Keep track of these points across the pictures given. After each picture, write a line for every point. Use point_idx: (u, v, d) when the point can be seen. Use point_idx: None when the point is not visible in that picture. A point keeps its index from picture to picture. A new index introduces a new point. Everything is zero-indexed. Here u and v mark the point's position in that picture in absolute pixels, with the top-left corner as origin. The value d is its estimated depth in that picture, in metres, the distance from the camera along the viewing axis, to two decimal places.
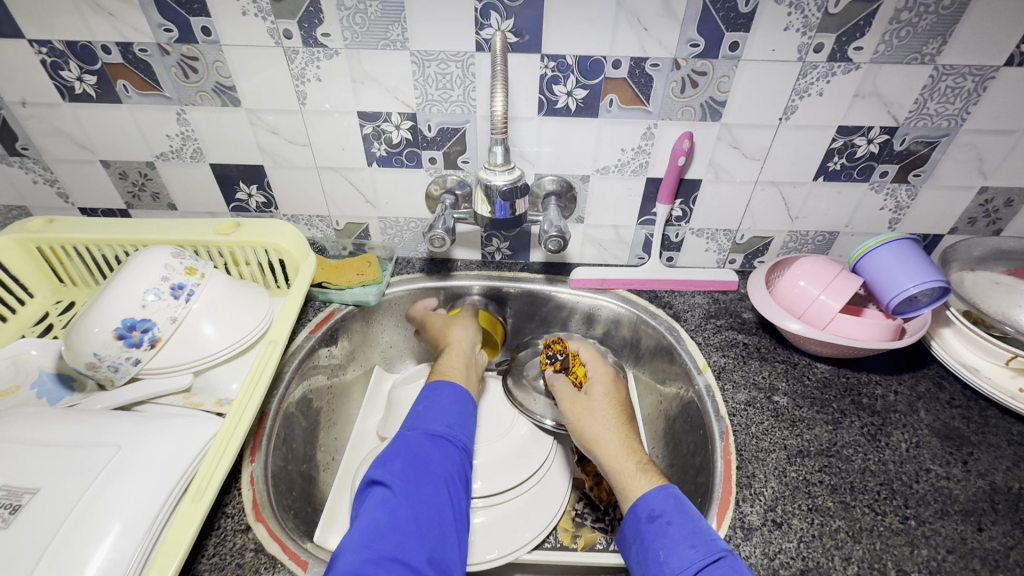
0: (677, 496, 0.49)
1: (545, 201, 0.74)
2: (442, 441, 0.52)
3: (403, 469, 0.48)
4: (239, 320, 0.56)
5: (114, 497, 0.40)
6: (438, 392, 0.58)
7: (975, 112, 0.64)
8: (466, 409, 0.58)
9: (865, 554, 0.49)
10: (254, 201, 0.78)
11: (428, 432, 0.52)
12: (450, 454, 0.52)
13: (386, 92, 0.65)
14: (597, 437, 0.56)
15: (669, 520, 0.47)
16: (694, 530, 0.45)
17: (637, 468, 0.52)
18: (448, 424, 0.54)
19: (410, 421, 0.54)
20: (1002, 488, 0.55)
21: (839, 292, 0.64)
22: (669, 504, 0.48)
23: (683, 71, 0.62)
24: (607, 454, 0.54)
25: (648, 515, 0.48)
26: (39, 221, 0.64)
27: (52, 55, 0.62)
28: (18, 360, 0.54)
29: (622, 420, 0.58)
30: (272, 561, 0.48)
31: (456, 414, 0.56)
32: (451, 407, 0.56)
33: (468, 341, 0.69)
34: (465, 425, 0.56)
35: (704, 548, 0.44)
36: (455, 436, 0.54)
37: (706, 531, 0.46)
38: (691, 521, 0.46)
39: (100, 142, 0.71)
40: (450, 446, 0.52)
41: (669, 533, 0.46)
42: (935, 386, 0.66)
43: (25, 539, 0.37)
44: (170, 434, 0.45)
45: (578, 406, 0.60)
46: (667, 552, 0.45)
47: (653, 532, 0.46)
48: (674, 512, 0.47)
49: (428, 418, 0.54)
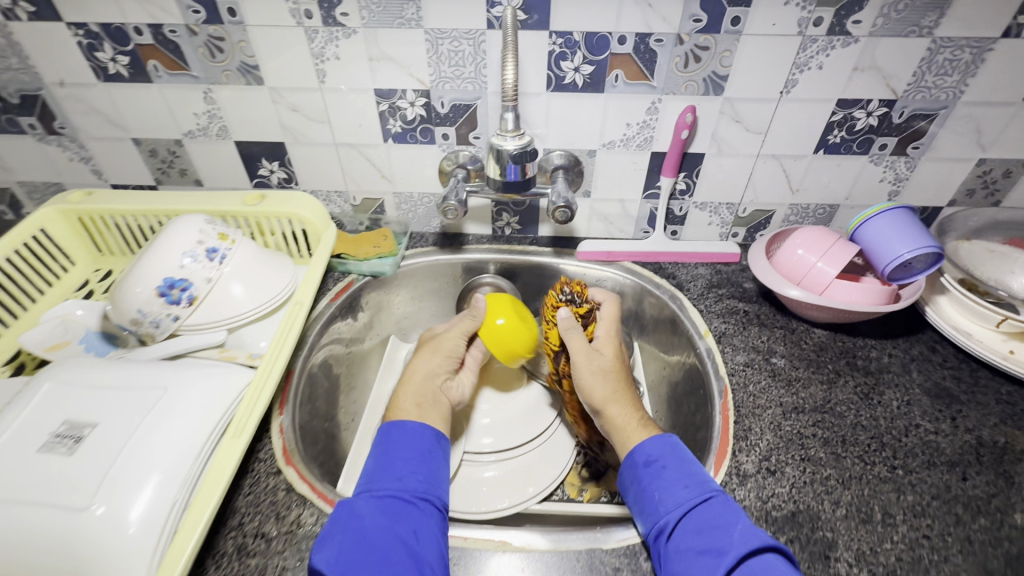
0: (672, 444, 0.54)
1: (553, 174, 0.77)
2: (391, 502, 0.48)
3: (340, 552, 0.43)
4: (266, 283, 0.61)
5: (164, 431, 0.45)
6: (390, 438, 0.54)
7: (972, 84, 0.66)
8: (427, 453, 0.53)
9: (853, 498, 0.52)
10: (276, 176, 0.81)
11: (375, 496, 0.48)
12: (403, 515, 0.47)
13: (401, 69, 0.68)
14: (609, 398, 0.58)
15: (665, 464, 0.51)
16: (687, 472, 0.51)
17: (640, 423, 0.57)
18: (398, 478, 0.50)
19: (359, 485, 0.50)
20: (988, 442, 0.57)
21: (835, 259, 0.67)
22: (665, 450, 0.53)
23: (686, 46, 0.64)
24: (620, 414, 0.57)
25: (645, 460, 0.53)
26: (79, 194, 0.69)
27: (88, 36, 0.66)
28: (66, 320, 0.58)
29: (625, 380, 0.61)
30: (301, 499, 0.52)
31: (410, 460, 0.52)
32: (407, 455, 0.52)
33: (434, 367, 0.63)
34: (425, 472, 0.52)
35: (696, 488, 0.49)
36: (408, 491, 0.49)
37: (698, 473, 0.51)
38: (684, 465, 0.51)
39: (131, 120, 0.75)
40: (402, 505, 0.48)
41: (664, 475, 0.51)
42: (928, 349, 0.68)
43: (89, 463, 0.42)
44: (210, 381, 0.50)
45: (592, 365, 0.60)
46: (662, 491, 0.50)
47: (649, 475, 0.51)
48: (670, 458, 0.52)
49: (380, 478, 0.50)
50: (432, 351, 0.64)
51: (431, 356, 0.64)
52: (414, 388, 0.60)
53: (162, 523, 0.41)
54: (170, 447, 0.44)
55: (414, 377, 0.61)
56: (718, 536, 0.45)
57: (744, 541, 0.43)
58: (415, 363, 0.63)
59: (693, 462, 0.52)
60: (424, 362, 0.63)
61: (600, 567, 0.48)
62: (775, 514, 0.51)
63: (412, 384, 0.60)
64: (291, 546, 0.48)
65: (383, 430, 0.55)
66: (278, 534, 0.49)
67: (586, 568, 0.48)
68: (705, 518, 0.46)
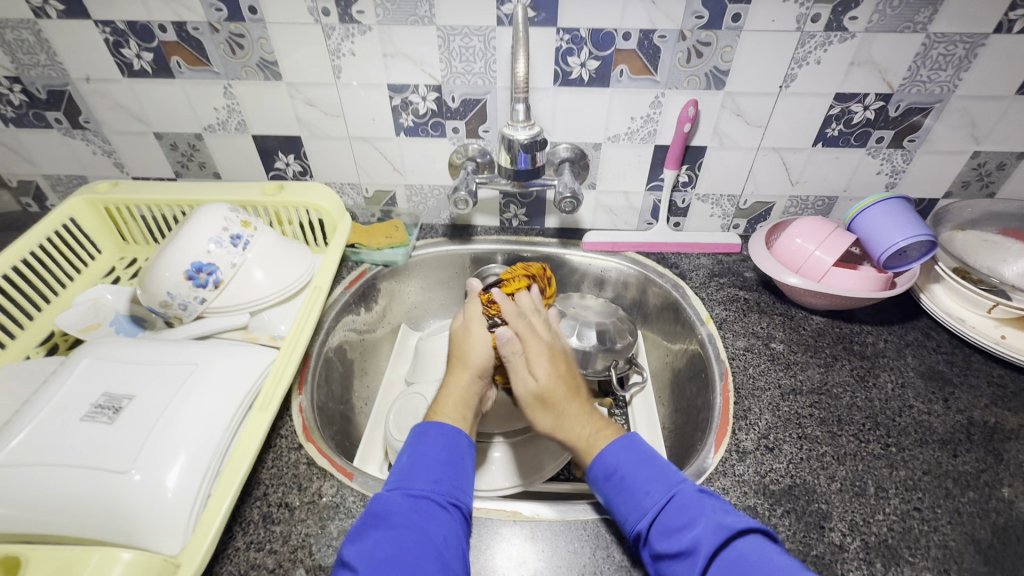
0: (629, 444, 0.52)
1: (559, 166, 0.79)
2: (425, 505, 0.46)
3: (376, 548, 0.42)
4: (287, 269, 0.64)
5: (194, 404, 0.48)
6: (424, 439, 0.52)
7: (966, 78, 0.68)
8: (457, 456, 0.51)
9: (847, 473, 0.55)
10: (291, 169, 0.84)
11: (407, 493, 0.47)
12: (435, 517, 0.45)
13: (414, 65, 0.71)
14: (554, 424, 0.56)
15: (623, 474, 0.50)
16: (647, 474, 0.49)
17: (592, 435, 0.54)
18: (433, 479, 0.48)
19: (392, 479, 0.49)
20: (979, 422, 0.60)
21: (833, 247, 0.69)
22: (621, 457, 0.51)
23: (689, 42, 0.67)
24: (569, 436, 0.55)
25: (604, 472, 0.51)
26: (105, 185, 0.72)
27: (115, 34, 0.69)
28: (98, 303, 0.63)
29: (570, 393, 0.58)
30: (322, 471, 0.55)
31: (444, 463, 0.50)
32: (438, 458, 0.50)
33: (470, 379, 0.60)
34: (456, 476, 0.50)
35: (658, 489, 0.47)
36: (441, 494, 0.47)
37: (659, 471, 0.49)
38: (642, 470, 0.49)
39: (154, 115, 0.78)
40: (435, 508, 0.46)
41: (626, 485, 0.49)
42: (923, 335, 0.71)
43: (129, 432, 0.45)
44: (237, 359, 0.53)
45: (529, 393, 0.58)
46: (629, 501, 0.48)
47: (613, 487, 0.50)
48: (625, 463, 0.50)
49: (412, 475, 0.49)
50: (461, 362, 0.61)
51: (464, 367, 0.61)
52: (453, 400, 0.58)
53: (196, 488, 0.44)
54: (200, 419, 0.47)
55: (451, 390, 0.59)
56: (687, 537, 0.44)
57: (712, 537, 0.43)
58: (450, 377, 0.60)
59: (652, 458, 0.51)
60: (458, 374, 0.60)
61: (606, 536, 0.51)
62: (772, 488, 0.54)
63: (451, 395, 0.58)
64: (313, 515, 0.51)
65: (418, 430, 0.54)
66: (300, 503, 0.52)
67: (592, 537, 0.51)
68: (673, 520, 0.45)
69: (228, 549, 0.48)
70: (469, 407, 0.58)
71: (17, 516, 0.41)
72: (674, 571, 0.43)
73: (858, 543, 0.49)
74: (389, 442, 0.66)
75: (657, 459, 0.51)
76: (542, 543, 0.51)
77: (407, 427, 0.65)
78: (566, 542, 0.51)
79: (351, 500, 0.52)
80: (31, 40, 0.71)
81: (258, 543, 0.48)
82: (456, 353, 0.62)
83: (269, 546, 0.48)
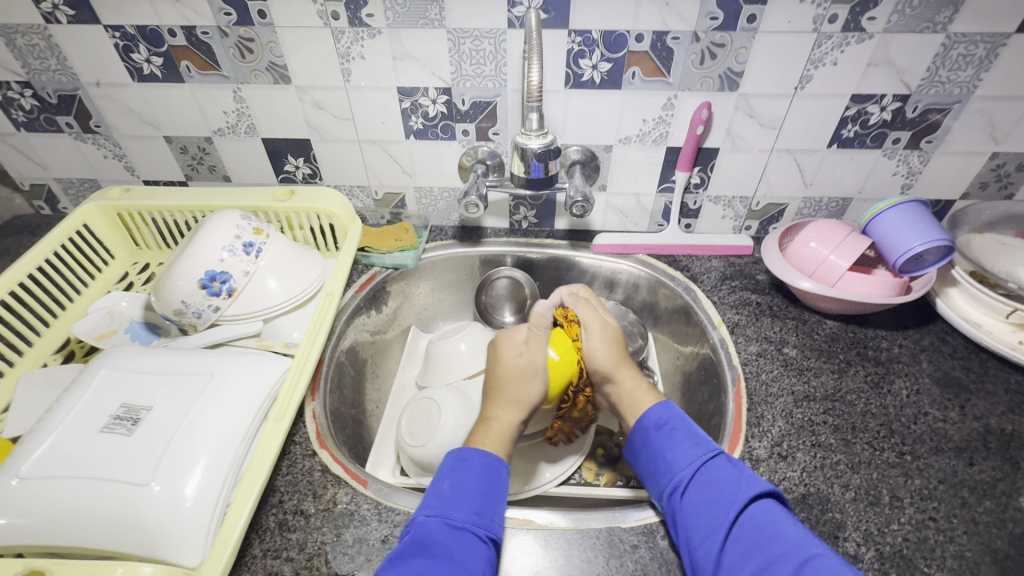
0: (675, 409, 0.58)
1: (570, 169, 0.79)
2: (465, 535, 0.47)
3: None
4: (299, 276, 0.64)
5: (211, 414, 0.48)
6: (466, 465, 0.53)
7: (986, 79, 0.66)
8: (496, 488, 0.52)
9: (862, 482, 0.55)
10: (301, 172, 0.84)
11: (448, 522, 0.48)
12: (475, 550, 0.46)
13: (424, 67, 0.70)
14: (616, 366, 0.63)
15: (674, 426, 0.56)
16: (692, 433, 0.55)
17: (646, 389, 0.62)
18: (474, 511, 0.49)
19: (432, 504, 0.50)
20: (995, 429, 0.59)
21: (848, 252, 0.68)
22: (672, 415, 0.57)
23: (703, 43, 0.66)
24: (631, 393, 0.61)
25: (655, 424, 0.56)
26: (117, 191, 0.73)
27: (125, 39, 0.69)
28: (113, 310, 0.64)
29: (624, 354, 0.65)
30: (336, 478, 0.55)
31: (482, 497, 0.51)
32: (479, 488, 0.51)
33: (510, 412, 0.59)
34: (494, 508, 0.50)
35: (703, 446, 0.53)
36: (480, 527, 0.48)
37: (701, 434, 0.55)
38: (690, 428, 0.55)
39: (163, 118, 0.78)
40: (474, 540, 0.47)
41: (674, 437, 0.55)
42: (938, 340, 0.70)
43: (149, 442, 0.46)
44: (252, 367, 0.53)
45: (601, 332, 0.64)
46: (673, 450, 0.53)
47: (661, 437, 0.55)
48: (677, 420, 0.56)
49: (455, 503, 0.49)
50: (514, 397, 0.59)
51: (513, 401, 0.59)
52: (501, 433, 0.58)
53: (216, 497, 0.44)
54: (219, 428, 0.47)
55: (499, 424, 0.58)
56: (726, 487, 0.49)
57: (750, 491, 0.48)
58: (494, 406, 0.59)
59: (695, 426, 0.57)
60: (509, 410, 0.59)
61: (620, 544, 0.51)
62: (786, 497, 0.54)
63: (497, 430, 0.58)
64: (328, 522, 0.51)
65: (456, 454, 0.55)
66: (315, 511, 0.52)
67: (606, 545, 0.51)
68: (713, 472, 0.51)
69: (246, 556, 0.49)
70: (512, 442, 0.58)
71: (43, 528, 0.42)
72: (705, 511, 0.48)
73: (873, 553, 0.49)
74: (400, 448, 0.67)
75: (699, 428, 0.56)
76: (556, 551, 0.51)
77: (418, 432, 0.65)
78: (580, 551, 0.51)
79: (366, 507, 0.53)
80: (41, 45, 0.71)
81: (275, 550, 0.49)
82: (505, 385, 0.60)
83: (286, 553, 0.49)
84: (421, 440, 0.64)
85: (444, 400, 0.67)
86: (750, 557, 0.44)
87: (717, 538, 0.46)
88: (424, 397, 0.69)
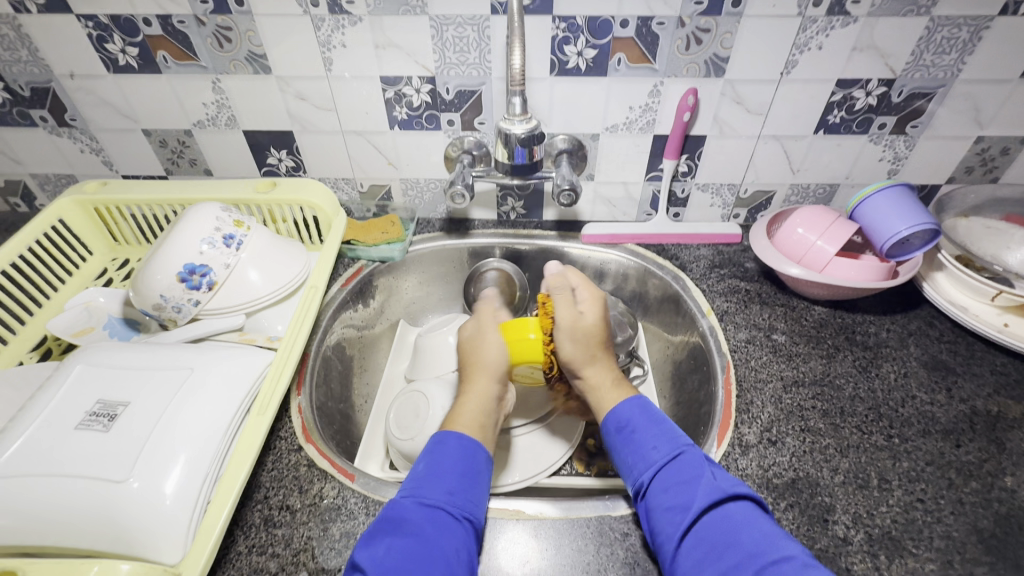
0: (643, 404, 0.57)
1: (557, 158, 0.78)
2: (437, 515, 0.47)
3: (387, 553, 0.43)
4: (281, 269, 0.63)
5: (191, 408, 0.47)
6: (443, 447, 0.52)
7: (971, 62, 0.66)
8: (475, 468, 0.52)
9: (851, 465, 0.55)
10: (284, 165, 0.83)
11: (421, 502, 0.47)
12: (449, 530, 0.46)
13: (407, 56, 0.69)
14: (585, 360, 0.61)
15: (634, 429, 0.55)
16: (657, 431, 0.54)
17: (613, 382, 0.61)
18: (448, 490, 0.48)
19: (409, 485, 0.50)
20: (982, 411, 0.59)
21: (835, 237, 0.68)
22: (635, 414, 0.56)
23: (688, 28, 0.65)
24: (593, 377, 0.61)
25: (617, 425, 0.56)
26: (94, 185, 0.71)
27: (98, 29, 0.67)
28: (90, 306, 0.62)
29: (603, 347, 0.63)
30: (323, 473, 0.54)
31: (460, 475, 0.50)
32: (458, 468, 0.51)
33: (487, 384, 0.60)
34: (472, 488, 0.50)
35: (665, 448, 0.52)
36: (455, 506, 0.48)
37: (668, 431, 0.54)
38: (653, 428, 0.55)
39: (141, 111, 0.76)
40: (447, 520, 0.47)
41: (635, 439, 0.54)
42: (925, 324, 0.70)
43: (126, 438, 0.45)
44: (232, 361, 0.52)
45: (571, 322, 0.62)
46: (636, 454, 0.53)
47: (623, 439, 0.55)
48: (638, 421, 0.56)
49: (429, 484, 0.49)
50: (489, 372, 0.61)
51: (490, 375, 0.60)
52: (474, 409, 0.57)
53: (196, 494, 0.43)
54: (198, 424, 0.46)
55: (475, 398, 0.58)
56: (684, 493, 0.48)
57: (704, 498, 0.47)
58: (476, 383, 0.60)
59: (664, 420, 0.56)
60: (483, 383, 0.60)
61: (610, 533, 0.51)
62: (776, 482, 0.54)
63: (472, 406, 0.58)
64: (314, 517, 0.51)
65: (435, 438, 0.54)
66: (302, 506, 0.51)
67: (596, 534, 0.51)
68: (671, 476, 0.50)
69: (230, 553, 0.48)
70: (488, 419, 0.57)
71: (17, 528, 0.41)
72: (663, 519, 0.47)
73: (862, 535, 0.49)
74: (389, 443, 0.66)
75: (668, 423, 0.56)
76: (545, 541, 0.50)
77: (407, 425, 0.65)
78: (570, 540, 0.50)
79: (353, 501, 0.52)
80: (11, 35, 0.69)
81: (260, 547, 0.48)
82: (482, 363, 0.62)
83: (271, 549, 0.48)
84: (410, 434, 0.64)
85: (433, 393, 0.66)
86: (704, 568, 0.44)
87: (673, 546, 0.46)
88: (413, 390, 0.68)
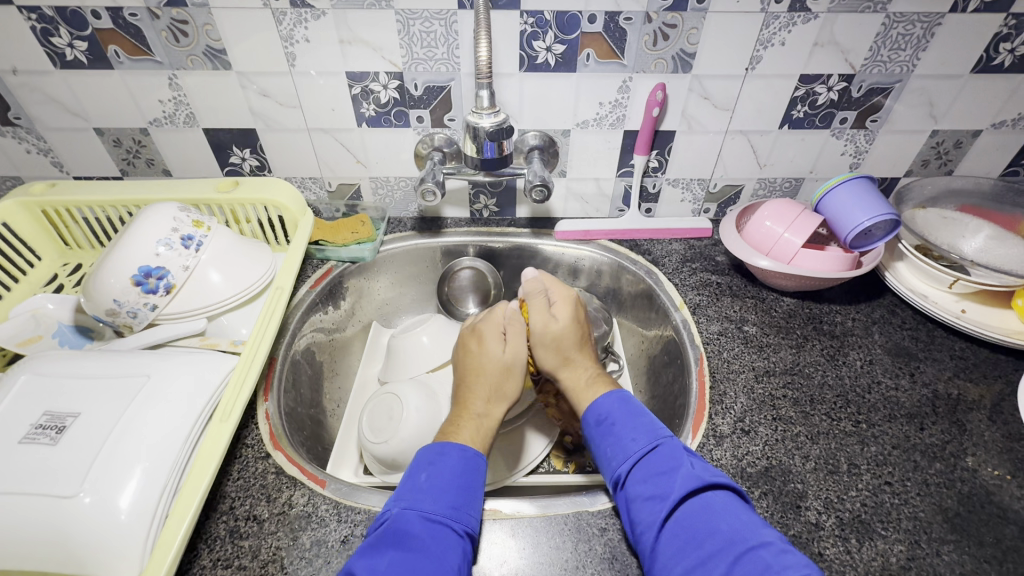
0: (622, 397, 0.57)
1: (529, 155, 0.78)
2: (441, 529, 0.45)
3: (388, 568, 0.41)
4: (244, 270, 0.60)
5: (148, 417, 0.45)
6: (444, 459, 0.50)
7: (925, 58, 0.69)
8: (474, 481, 0.50)
9: (821, 452, 0.56)
10: (248, 164, 0.80)
11: (425, 516, 0.46)
12: (452, 545, 0.45)
13: (373, 51, 0.67)
14: (560, 365, 0.61)
15: (614, 421, 0.55)
16: (636, 423, 0.54)
17: (591, 380, 0.60)
18: (451, 505, 0.47)
19: (410, 494, 0.48)
20: (943, 394, 0.61)
21: (801, 230, 0.69)
22: (615, 406, 0.56)
23: (655, 24, 0.66)
24: (571, 380, 0.60)
25: (597, 419, 0.56)
26: (41, 186, 0.68)
27: (42, 21, 0.64)
28: (37, 313, 0.59)
29: (580, 346, 0.62)
30: (291, 480, 0.52)
31: (461, 488, 0.49)
32: (457, 481, 0.49)
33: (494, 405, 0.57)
34: (470, 502, 0.49)
35: (644, 439, 0.52)
36: (458, 521, 0.47)
37: (644, 421, 0.54)
38: (632, 419, 0.55)
39: (92, 108, 0.73)
40: (449, 533, 0.46)
41: (615, 431, 0.54)
42: (888, 312, 0.72)
43: (77, 449, 0.42)
44: (193, 366, 0.50)
45: (542, 327, 0.61)
46: (616, 446, 0.53)
47: (602, 432, 0.55)
48: (617, 413, 0.55)
49: (431, 496, 0.48)
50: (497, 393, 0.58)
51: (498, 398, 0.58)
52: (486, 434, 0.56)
53: (153, 506, 0.41)
54: (156, 432, 0.44)
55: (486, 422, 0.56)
56: (662, 483, 0.48)
57: (683, 488, 0.47)
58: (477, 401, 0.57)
59: (642, 412, 0.56)
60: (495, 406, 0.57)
61: (588, 528, 0.50)
62: (750, 470, 0.54)
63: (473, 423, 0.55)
64: (284, 526, 0.49)
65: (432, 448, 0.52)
66: (270, 515, 0.49)
67: (573, 530, 0.50)
68: (652, 466, 0.50)
69: (193, 567, 0.45)
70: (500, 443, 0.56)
71: None
72: (643, 509, 0.48)
73: (834, 520, 0.50)
74: (362, 448, 0.64)
75: (647, 415, 0.55)
76: (524, 540, 0.50)
77: (380, 428, 0.63)
78: (548, 538, 0.50)
79: (324, 508, 0.50)
80: None
81: (226, 559, 0.46)
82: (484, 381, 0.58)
83: (237, 562, 0.46)
84: (383, 437, 0.62)
85: (406, 394, 0.65)
86: (684, 556, 0.44)
87: (654, 535, 0.46)
88: (386, 392, 0.67)
